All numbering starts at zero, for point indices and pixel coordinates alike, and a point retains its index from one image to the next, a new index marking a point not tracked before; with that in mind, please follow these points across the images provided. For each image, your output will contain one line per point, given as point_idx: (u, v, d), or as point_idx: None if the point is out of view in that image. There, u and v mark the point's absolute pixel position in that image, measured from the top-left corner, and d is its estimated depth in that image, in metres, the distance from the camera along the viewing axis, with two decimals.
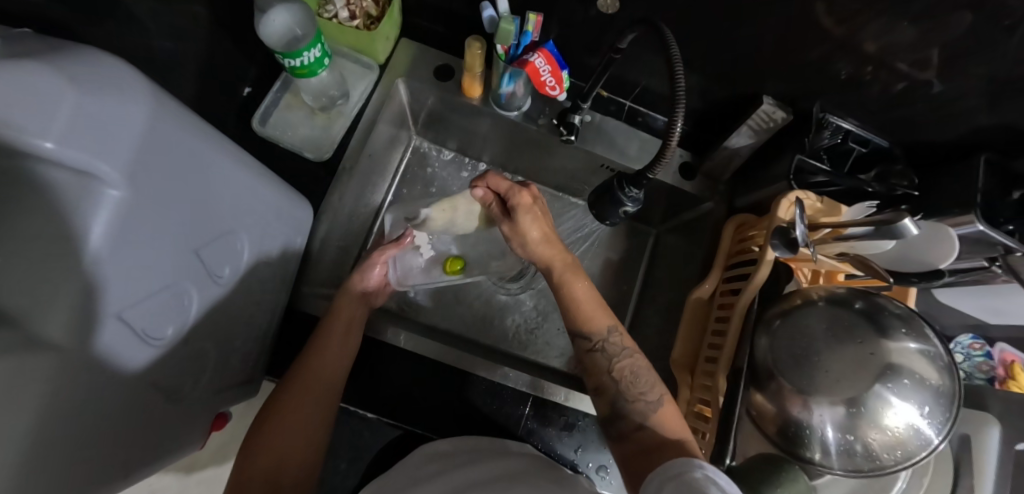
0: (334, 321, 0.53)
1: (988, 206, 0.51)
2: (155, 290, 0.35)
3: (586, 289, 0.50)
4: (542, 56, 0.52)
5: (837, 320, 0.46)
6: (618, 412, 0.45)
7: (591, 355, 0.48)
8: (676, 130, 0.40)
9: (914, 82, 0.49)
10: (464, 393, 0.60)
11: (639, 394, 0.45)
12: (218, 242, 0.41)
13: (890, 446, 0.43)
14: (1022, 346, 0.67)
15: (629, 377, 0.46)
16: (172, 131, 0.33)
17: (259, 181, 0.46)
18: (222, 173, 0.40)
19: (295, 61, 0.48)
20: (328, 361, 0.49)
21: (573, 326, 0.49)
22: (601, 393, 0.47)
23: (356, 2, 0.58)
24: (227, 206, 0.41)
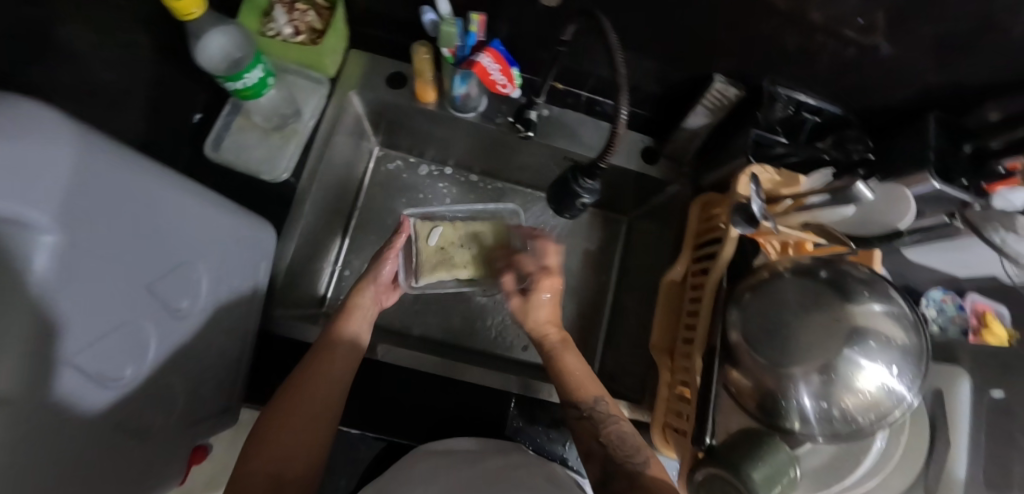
0: (340, 334, 0.50)
1: (943, 164, 0.51)
2: (108, 333, 0.34)
3: (575, 357, 0.52)
4: (489, 55, 0.52)
5: (805, 291, 0.46)
6: (611, 474, 0.44)
7: (580, 421, 0.48)
8: (624, 117, 0.40)
9: (862, 47, 0.49)
10: (448, 400, 0.60)
11: (626, 457, 0.45)
12: (173, 275, 0.40)
13: (867, 409, 0.44)
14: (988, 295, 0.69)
15: (615, 440, 0.46)
16: (106, 168, 0.32)
17: (216, 209, 0.45)
18: (171, 206, 0.39)
19: (237, 84, 0.46)
20: (330, 371, 0.46)
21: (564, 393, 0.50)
22: (591, 457, 0.47)
23: (299, 17, 0.58)
24: (181, 239, 0.40)
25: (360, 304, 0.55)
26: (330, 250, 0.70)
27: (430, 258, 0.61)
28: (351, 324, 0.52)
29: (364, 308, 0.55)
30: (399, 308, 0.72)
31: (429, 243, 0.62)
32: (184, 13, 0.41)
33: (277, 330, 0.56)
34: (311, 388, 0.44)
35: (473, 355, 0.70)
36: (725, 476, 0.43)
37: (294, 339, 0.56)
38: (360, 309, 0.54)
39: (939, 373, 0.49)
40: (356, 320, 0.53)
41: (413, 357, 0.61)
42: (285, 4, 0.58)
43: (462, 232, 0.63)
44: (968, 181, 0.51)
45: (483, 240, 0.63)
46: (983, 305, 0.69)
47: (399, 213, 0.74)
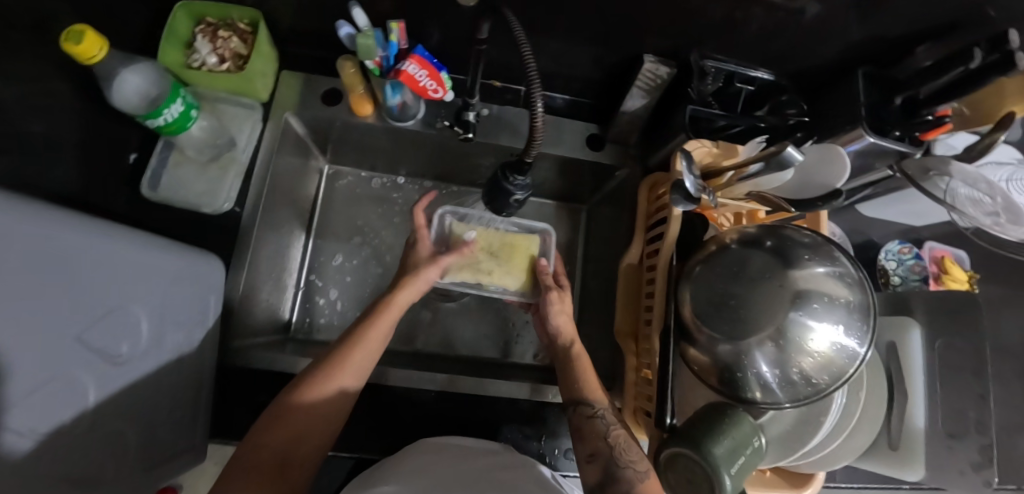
0: (354, 353, 0.49)
1: (876, 117, 0.52)
2: (39, 388, 0.33)
3: (586, 364, 0.56)
4: (413, 61, 0.52)
5: (748, 261, 0.46)
6: (615, 478, 0.45)
7: (591, 420, 0.51)
8: (539, 107, 0.40)
9: (789, 10, 0.49)
10: (418, 409, 0.58)
11: (630, 461, 0.46)
12: (109, 320, 0.39)
13: (822, 369, 0.44)
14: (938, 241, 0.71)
15: (623, 444, 0.48)
16: (13, 220, 0.31)
17: (150, 247, 0.43)
18: (98, 249, 0.38)
19: (158, 121, 0.46)
20: (323, 399, 0.46)
21: (578, 394, 0.53)
22: (595, 459, 0.48)
23: (221, 44, 0.57)
24: (112, 282, 0.39)
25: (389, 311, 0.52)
26: (289, 273, 0.69)
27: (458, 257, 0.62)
28: (375, 333, 0.51)
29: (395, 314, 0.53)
30: None
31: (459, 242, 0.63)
32: (88, 58, 0.39)
33: (237, 361, 0.56)
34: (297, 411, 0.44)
35: (443, 362, 0.70)
36: (689, 455, 0.42)
37: (255, 367, 0.55)
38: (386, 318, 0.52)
39: (891, 328, 0.50)
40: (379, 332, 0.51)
41: (426, 377, 0.59)
42: (207, 33, 0.57)
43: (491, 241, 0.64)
44: (901, 132, 0.52)
45: (510, 251, 0.64)
46: (941, 251, 0.71)
47: (362, 226, 0.76)
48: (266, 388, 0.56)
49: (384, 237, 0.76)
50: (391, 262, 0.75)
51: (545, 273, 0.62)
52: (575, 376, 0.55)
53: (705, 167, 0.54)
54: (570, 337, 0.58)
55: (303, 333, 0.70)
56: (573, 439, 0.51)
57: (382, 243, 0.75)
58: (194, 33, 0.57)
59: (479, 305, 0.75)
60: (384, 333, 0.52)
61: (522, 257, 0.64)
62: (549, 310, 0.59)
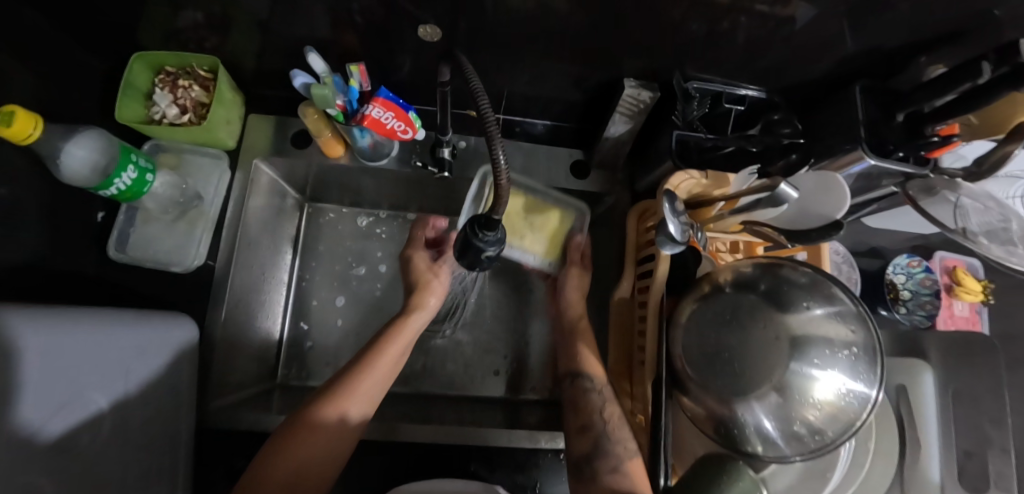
0: (368, 375, 0.49)
1: (875, 136, 0.48)
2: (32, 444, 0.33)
3: (589, 341, 0.59)
4: (378, 105, 0.49)
5: (740, 307, 0.43)
6: (604, 451, 0.48)
7: (587, 393, 0.54)
8: (501, 162, 0.35)
9: (778, 20, 0.44)
10: (415, 457, 0.56)
11: (620, 439, 0.49)
12: (73, 410, 0.37)
13: (828, 420, 0.40)
14: (941, 254, 0.67)
15: (615, 421, 0.51)
16: None
17: (105, 328, 0.42)
18: (55, 340, 0.36)
19: (110, 190, 0.45)
20: (330, 431, 0.45)
21: (578, 368, 0.56)
22: (587, 431, 0.50)
23: (182, 94, 0.55)
24: (72, 371, 0.37)
25: (406, 327, 0.55)
26: (274, 318, 0.68)
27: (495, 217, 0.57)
28: (391, 352, 0.51)
29: (412, 327, 0.55)
30: None
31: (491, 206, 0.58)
32: (24, 136, 0.37)
33: (216, 422, 0.54)
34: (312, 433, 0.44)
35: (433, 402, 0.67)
36: None
37: (237, 428, 0.54)
38: (403, 335, 0.54)
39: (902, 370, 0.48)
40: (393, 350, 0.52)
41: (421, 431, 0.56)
42: (167, 83, 0.55)
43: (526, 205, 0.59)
44: (904, 153, 0.48)
45: (544, 219, 0.60)
46: (953, 260, 0.67)
47: (345, 264, 0.73)
48: (249, 450, 0.54)
49: (368, 274, 0.73)
50: (376, 299, 0.73)
51: (574, 246, 0.61)
52: (577, 350, 0.58)
53: (693, 198, 0.52)
54: (578, 314, 0.61)
55: (291, 379, 0.69)
56: (568, 410, 0.54)
57: (366, 280, 0.73)
58: (155, 84, 0.55)
59: (470, 339, 0.72)
60: (401, 347, 0.53)
61: (555, 227, 0.61)
62: (565, 284, 0.61)
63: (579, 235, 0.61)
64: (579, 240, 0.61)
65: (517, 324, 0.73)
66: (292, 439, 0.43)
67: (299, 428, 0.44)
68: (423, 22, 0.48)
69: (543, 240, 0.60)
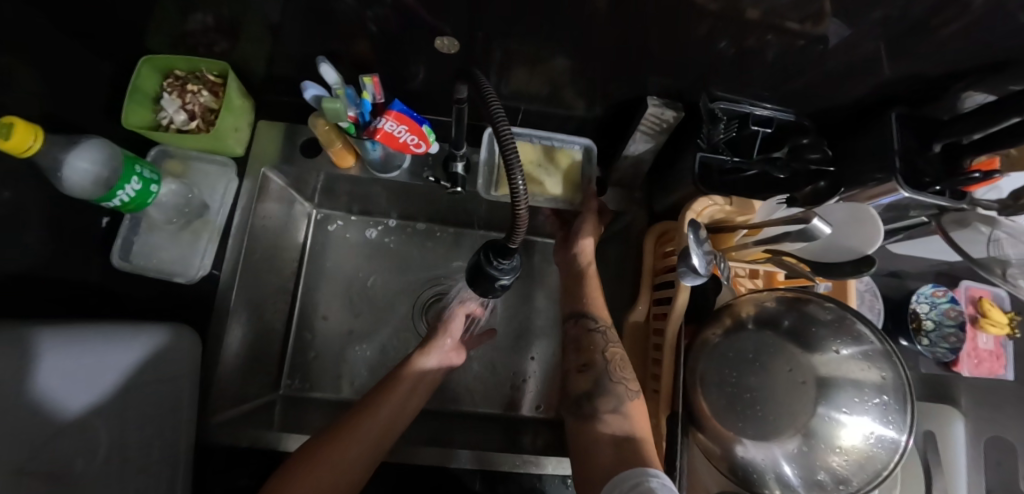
0: (372, 413, 0.49)
1: (911, 166, 0.45)
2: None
3: (597, 285, 0.57)
4: (391, 118, 0.48)
5: (764, 346, 0.41)
6: (604, 390, 0.48)
7: (589, 334, 0.53)
8: (520, 190, 0.33)
9: (810, 38, 0.42)
10: (429, 480, 0.55)
11: (622, 378, 0.49)
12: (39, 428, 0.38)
13: (852, 469, 0.38)
14: (967, 283, 0.65)
15: (619, 360, 0.51)
16: None
17: (57, 349, 0.41)
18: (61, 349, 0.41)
19: (114, 202, 0.43)
20: (342, 462, 0.45)
21: (583, 309, 0.55)
22: (587, 370, 0.51)
23: (190, 99, 0.53)
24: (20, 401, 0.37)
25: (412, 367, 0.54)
26: (278, 329, 0.67)
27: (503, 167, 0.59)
28: (396, 391, 0.52)
29: (423, 370, 0.55)
30: (362, 376, 0.68)
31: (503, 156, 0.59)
32: (21, 146, 0.35)
33: (215, 439, 0.52)
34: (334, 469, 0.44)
35: (438, 419, 0.66)
36: None
37: (239, 444, 0.53)
38: (413, 375, 0.54)
39: (934, 418, 0.51)
40: (394, 402, 0.51)
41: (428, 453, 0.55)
42: (176, 87, 0.54)
43: (536, 154, 0.61)
44: (942, 187, 0.45)
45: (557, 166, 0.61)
46: (979, 291, 0.65)
47: (352, 273, 0.72)
48: (247, 469, 0.53)
49: (375, 285, 0.72)
50: (383, 310, 0.71)
51: (589, 187, 0.60)
52: (583, 290, 0.56)
53: (716, 224, 0.50)
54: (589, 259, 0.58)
55: (293, 390, 0.67)
56: (570, 349, 0.54)
57: (374, 292, 0.72)
58: (164, 88, 0.54)
59: (477, 354, 0.70)
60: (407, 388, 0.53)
61: (568, 172, 0.61)
62: (579, 227, 0.58)
63: (590, 178, 0.61)
64: (591, 182, 0.61)
65: (525, 340, 0.72)
66: (304, 466, 0.44)
67: (316, 451, 0.45)
68: (441, 34, 0.46)
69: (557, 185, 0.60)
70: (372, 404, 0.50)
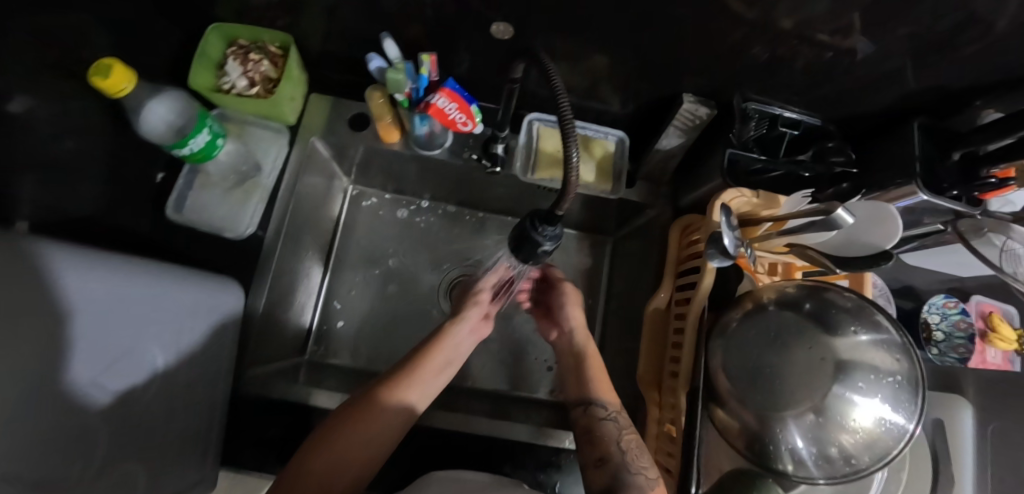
0: (416, 377, 0.50)
1: (931, 172, 0.49)
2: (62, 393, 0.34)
3: (599, 367, 0.58)
4: (444, 95, 0.51)
5: (787, 325, 0.43)
6: (624, 481, 0.45)
7: (600, 422, 0.52)
8: (574, 158, 0.36)
9: (839, 51, 0.46)
10: (451, 447, 0.57)
11: (640, 468, 0.46)
12: (106, 341, 0.37)
13: (865, 448, 0.40)
14: (979, 299, 0.67)
15: (635, 450, 0.49)
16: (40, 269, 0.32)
17: (87, 268, 0.36)
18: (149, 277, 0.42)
19: (184, 151, 0.46)
20: (383, 421, 0.46)
21: (589, 395, 0.55)
22: (604, 465, 0.48)
23: (252, 67, 0.56)
24: (76, 326, 0.34)
25: (446, 338, 0.54)
26: (310, 296, 0.69)
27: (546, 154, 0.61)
28: (433, 361, 0.52)
29: (458, 341, 0.55)
30: (387, 346, 0.70)
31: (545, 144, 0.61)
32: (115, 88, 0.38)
33: (250, 390, 0.55)
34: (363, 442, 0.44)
35: (459, 394, 0.68)
36: None
37: (273, 398, 0.55)
38: (446, 345, 0.54)
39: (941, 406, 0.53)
40: (435, 362, 0.52)
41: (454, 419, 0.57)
42: (238, 55, 0.57)
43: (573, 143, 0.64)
44: (958, 192, 0.48)
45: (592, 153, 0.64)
46: (989, 306, 0.67)
47: (382, 249, 0.75)
48: (279, 420, 0.55)
49: (404, 262, 0.75)
50: (410, 286, 0.74)
51: (621, 173, 0.65)
52: (586, 374, 0.57)
53: (742, 216, 0.53)
54: (581, 337, 0.61)
55: (319, 357, 0.70)
56: (583, 443, 0.51)
57: (403, 268, 0.74)
58: (227, 55, 0.57)
59: (497, 336, 0.72)
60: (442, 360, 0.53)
61: (602, 159, 0.65)
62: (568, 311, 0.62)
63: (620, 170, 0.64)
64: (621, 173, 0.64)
65: None
66: (323, 445, 0.43)
67: (332, 431, 0.44)
68: (495, 21, 0.49)
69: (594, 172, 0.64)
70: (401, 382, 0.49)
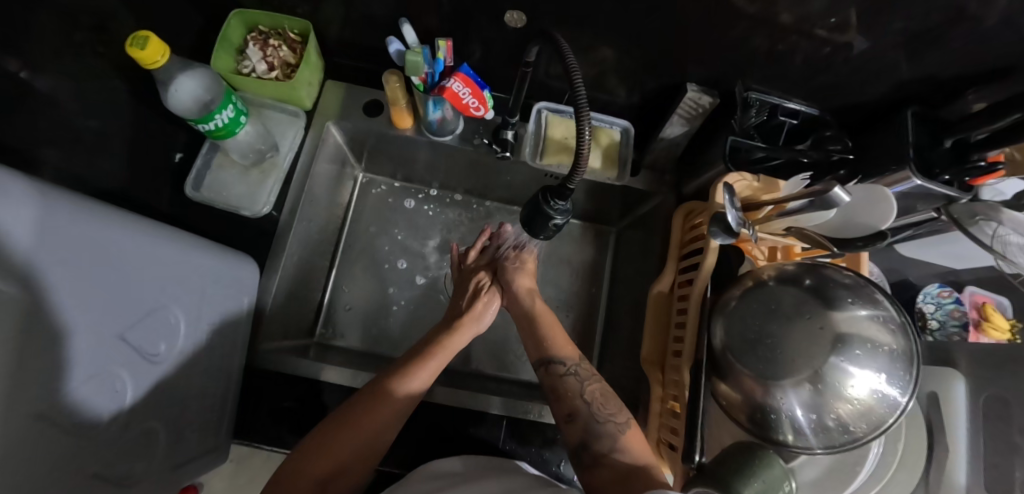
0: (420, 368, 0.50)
1: (923, 157, 0.51)
2: (100, 349, 0.35)
3: (552, 323, 0.58)
4: (458, 79, 0.54)
5: (787, 299, 0.45)
6: (596, 432, 0.46)
7: (563, 378, 0.51)
8: (586, 137, 0.39)
9: (836, 45, 0.48)
10: (455, 423, 0.58)
11: (609, 415, 0.47)
12: (134, 304, 0.38)
13: (860, 417, 0.42)
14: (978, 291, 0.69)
15: (600, 398, 0.49)
16: (87, 227, 0.33)
17: (116, 231, 0.36)
18: (171, 243, 0.42)
19: (208, 125, 0.49)
20: (387, 414, 0.46)
21: (548, 353, 0.54)
22: (574, 419, 0.48)
23: (272, 53, 0.59)
24: (103, 283, 0.35)
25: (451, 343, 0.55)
26: (321, 278, 0.71)
27: (554, 142, 0.63)
28: (436, 358, 0.52)
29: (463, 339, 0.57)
30: (395, 329, 0.72)
31: (553, 132, 0.63)
32: (149, 63, 0.43)
33: (262, 365, 0.56)
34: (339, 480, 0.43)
35: (460, 377, 0.70)
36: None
37: (282, 373, 0.56)
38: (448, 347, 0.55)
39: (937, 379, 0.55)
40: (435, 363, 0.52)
41: (453, 394, 0.58)
42: (258, 41, 0.59)
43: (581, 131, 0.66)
44: (950, 176, 0.51)
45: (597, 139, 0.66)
46: (982, 297, 0.68)
47: (390, 235, 0.76)
48: (291, 393, 0.56)
49: (411, 247, 0.76)
50: (417, 271, 0.75)
51: (628, 159, 0.67)
52: (541, 332, 0.56)
53: (745, 200, 0.54)
54: (529, 294, 0.61)
55: (327, 338, 0.71)
56: (549, 400, 0.51)
57: (410, 254, 0.76)
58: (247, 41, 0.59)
59: (502, 321, 0.74)
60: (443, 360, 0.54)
61: (608, 146, 0.67)
62: (513, 279, 0.63)
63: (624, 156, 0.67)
64: (626, 159, 0.67)
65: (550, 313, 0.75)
66: (328, 437, 0.43)
67: (344, 419, 0.45)
68: (508, 9, 0.51)
69: (600, 159, 0.66)
70: (363, 411, 0.45)
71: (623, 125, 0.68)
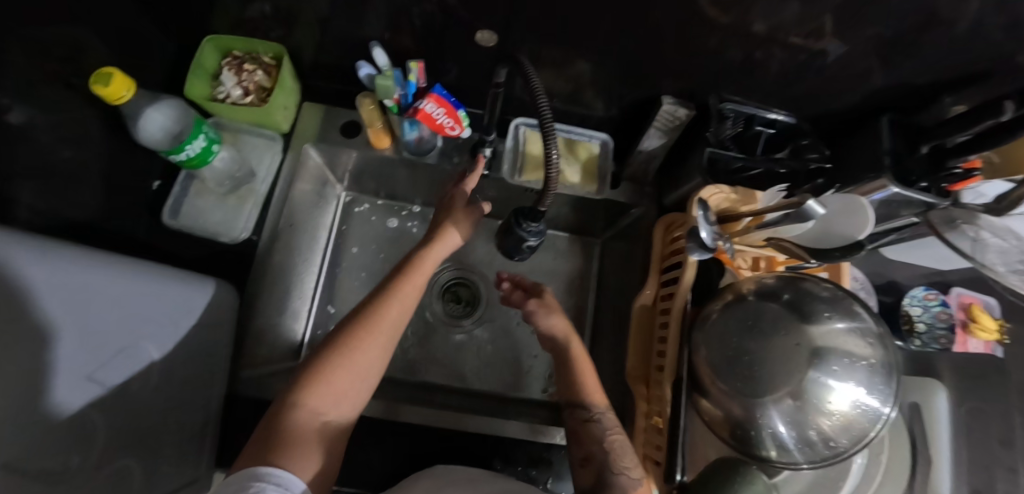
0: (399, 291, 0.45)
1: (900, 164, 0.51)
2: (66, 393, 0.35)
3: (587, 367, 0.53)
4: (431, 100, 0.54)
5: (765, 313, 0.45)
6: (608, 482, 0.45)
7: (588, 425, 0.49)
8: (554, 158, 0.39)
9: (811, 52, 0.48)
10: (439, 444, 0.57)
11: (623, 468, 0.45)
12: (104, 341, 0.39)
13: (842, 431, 0.42)
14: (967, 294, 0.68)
15: (618, 449, 0.47)
16: (45, 262, 0.34)
17: (73, 265, 0.36)
18: (142, 277, 0.43)
19: (181, 155, 0.52)
20: (368, 358, 0.41)
21: (576, 397, 0.51)
22: (589, 464, 0.47)
23: (246, 78, 0.59)
24: (69, 320, 0.35)
25: (421, 268, 0.48)
26: (304, 301, 0.70)
27: (534, 157, 0.63)
28: (412, 285, 0.47)
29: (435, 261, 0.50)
30: None
31: (530, 148, 0.63)
32: (115, 98, 0.44)
33: (244, 391, 0.56)
34: (336, 442, 0.39)
35: (446, 395, 0.69)
36: None
37: (264, 399, 0.56)
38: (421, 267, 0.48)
39: (920, 389, 0.55)
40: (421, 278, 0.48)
41: (433, 413, 0.58)
42: (233, 66, 0.59)
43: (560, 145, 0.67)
44: (927, 183, 0.51)
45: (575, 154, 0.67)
46: (969, 298, 0.67)
47: (373, 254, 0.76)
48: None
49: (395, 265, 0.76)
50: None
51: (607, 173, 0.67)
52: (574, 376, 0.52)
53: (721, 212, 0.54)
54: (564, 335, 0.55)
55: None
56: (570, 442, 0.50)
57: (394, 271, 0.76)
58: (221, 67, 0.59)
59: (488, 337, 0.74)
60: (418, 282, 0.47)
61: (588, 160, 0.67)
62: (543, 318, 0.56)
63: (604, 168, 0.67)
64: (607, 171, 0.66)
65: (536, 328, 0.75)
66: (317, 384, 0.39)
67: (326, 361, 0.40)
68: (480, 29, 0.51)
69: (580, 172, 0.67)
70: (352, 346, 0.41)
71: (602, 137, 0.68)
